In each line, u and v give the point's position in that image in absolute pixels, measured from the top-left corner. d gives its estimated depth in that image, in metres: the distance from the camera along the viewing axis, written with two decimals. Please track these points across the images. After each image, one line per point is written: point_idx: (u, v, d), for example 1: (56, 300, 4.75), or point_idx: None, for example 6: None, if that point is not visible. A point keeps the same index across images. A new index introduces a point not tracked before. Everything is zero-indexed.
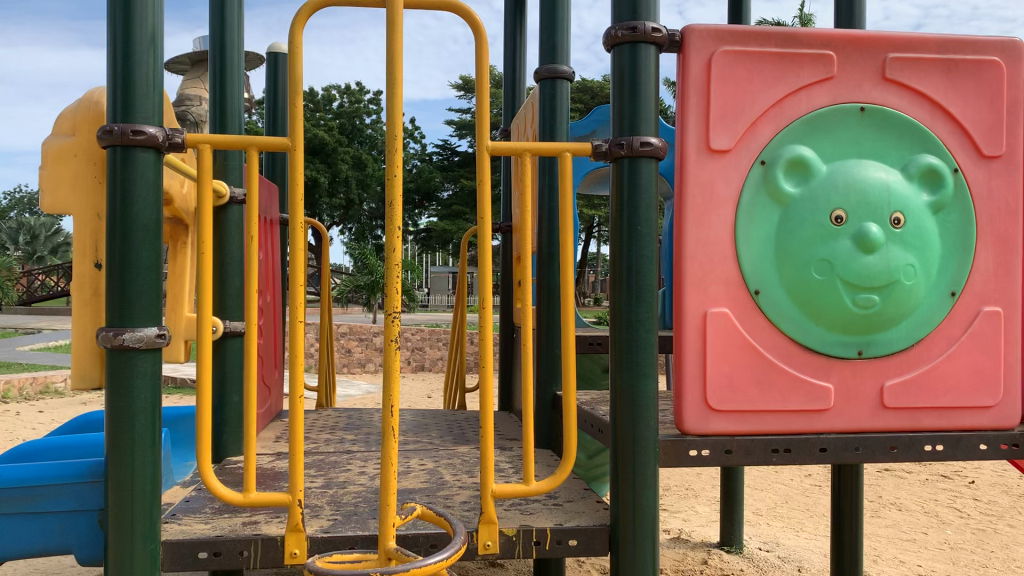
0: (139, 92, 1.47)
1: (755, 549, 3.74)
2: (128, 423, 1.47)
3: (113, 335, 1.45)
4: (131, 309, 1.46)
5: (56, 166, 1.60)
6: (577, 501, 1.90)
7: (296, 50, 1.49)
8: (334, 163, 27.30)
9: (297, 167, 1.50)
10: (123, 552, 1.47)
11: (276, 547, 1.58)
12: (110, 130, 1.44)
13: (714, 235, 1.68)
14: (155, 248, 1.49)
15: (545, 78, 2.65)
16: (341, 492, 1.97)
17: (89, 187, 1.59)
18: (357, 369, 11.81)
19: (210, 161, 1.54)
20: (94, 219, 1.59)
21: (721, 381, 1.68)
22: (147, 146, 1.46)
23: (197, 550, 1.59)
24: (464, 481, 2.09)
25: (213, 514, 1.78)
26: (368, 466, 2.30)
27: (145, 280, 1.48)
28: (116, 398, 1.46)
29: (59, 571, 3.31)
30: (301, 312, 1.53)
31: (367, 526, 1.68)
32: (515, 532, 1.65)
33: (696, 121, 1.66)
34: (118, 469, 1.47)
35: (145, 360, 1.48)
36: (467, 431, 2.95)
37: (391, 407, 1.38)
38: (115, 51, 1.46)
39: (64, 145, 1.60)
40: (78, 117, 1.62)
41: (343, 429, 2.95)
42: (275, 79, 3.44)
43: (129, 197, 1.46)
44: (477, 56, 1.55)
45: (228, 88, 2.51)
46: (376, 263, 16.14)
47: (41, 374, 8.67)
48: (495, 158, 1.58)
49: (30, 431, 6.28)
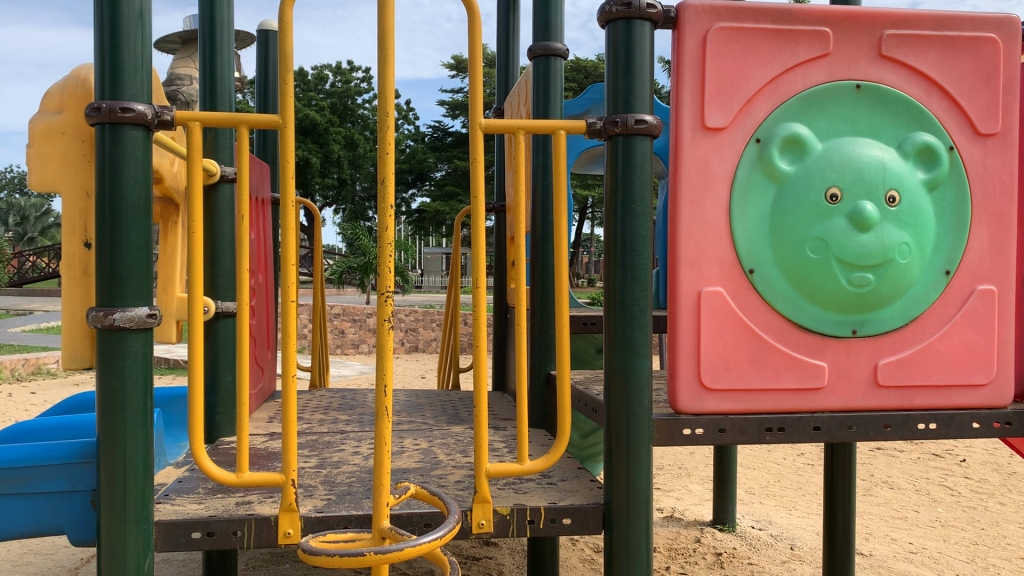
0: (127, 69, 1.45)
1: (748, 528, 3.75)
2: (119, 403, 1.46)
3: (103, 315, 1.43)
4: (121, 289, 1.45)
5: (45, 144, 1.57)
6: (571, 480, 1.90)
7: (286, 28, 1.47)
8: (326, 143, 27.13)
9: (288, 146, 1.48)
10: (116, 532, 1.47)
11: (270, 526, 1.58)
12: (99, 107, 1.42)
13: (709, 214, 1.67)
14: (145, 227, 1.48)
15: (538, 56, 2.61)
16: (335, 472, 1.97)
17: (79, 166, 1.57)
18: (350, 350, 11.76)
19: (200, 140, 1.52)
20: (82, 198, 1.57)
21: (716, 360, 1.68)
22: (136, 124, 1.45)
23: (190, 531, 1.59)
24: (459, 461, 2.09)
25: (206, 494, 1.78)
26: (361, 445, 2.29)
27: (136, 259, 1.47)
28: (107, 377, 1.46)
29: (53, 552, 3.31)
30: (293, 292, 1.53)
31: (361, 506, 1.67)
32: (509, 511, 1.66)
33: (691, 98, 1.65)
34: (110, 450, 1.47)
35: (136, 340, 1.47)
36: (461, 410, 2.94)
37: (385, 386, 1.37)
38: (102, 25, 1.44)
39: (52, 123, 1.58)
40: (66, 94, 1.58)
41: (336, 409, 2.95)
42: (266, 58, 3.40)
43: (118, 175, 1.44)
44: (470, 34, 1.53)
45: (219, 66, 2.47)
46: (369, 245, 16.10)
47: (33, 356, 8.66)
48: (489, 137, 1.56)
49: (23, 412, 6.29)
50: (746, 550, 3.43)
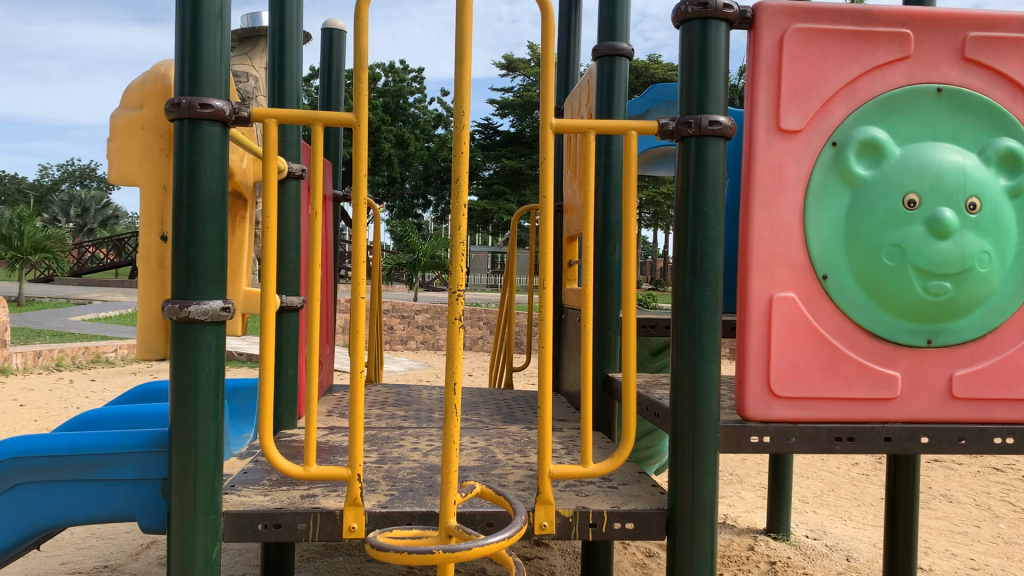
0: (206, 66, 1.47)
1: (803, 537, 3.69)
2: (192, 394, 1.49)
3: (179, 308, 1.46)
4: (196, 282, 1.48)
5: (124, 138, 1.60)
6: (633, 484, 1.88)
7: (361, 27, 1.48)
8: (376, 141, 27.35)
9: (362, 148, 1.50)
10: (185, 522, 1.50)
11: (335, 520, 1.60)
12: (178, 103, 1.45)
13: (782, 219, 1.64)
14: (221, 221, 1.50)
15: (603, 55, 2.59)
16: (395, 468, 1.99)
17: (157, 161, 1.60)
18: (397, 345, 11.83)
19: (276, 137, 1.54)
20: (160, 191, 1.61)
21: (786, 367, 1.65)
22: (214, 120, 1.47)
23: (257, 522, 1.61)
24: (518, 461, 2.09)
25: (271, 486, 1.80)
26: (420, 442, 2.30)
27: (211, 253, 1.49)
28: (181, 369, 1.48)
29: (115, 536, 3.39)
30: (363, 288, 1.54)
31: (424, 503, 1.68)
32: (571, 513, 1.65)
33: (766, 101, 1.62)
34: (181, 438, 1.49)
35: (209, 332, 1.49)
36: (516, 410, 2.94)
37: (454, 383, 1.38)
38: (184, 24, 1.46)
39: (132, 117, 1.60)
40: (146, 89, 1.61)
41: (393, 404, 2.97)
42: (330, 55, 3.43)
43: (196, 169, 1.47)
44: (544, 33, 1.53)
45: (287, 64, 2.50)
46: (417, 242, 16.19)
47: (92, 344, 8.88)
48: (559, 137, 1.55)
49: (84, 400, 6.44)
50: (801, 560, 3.37)
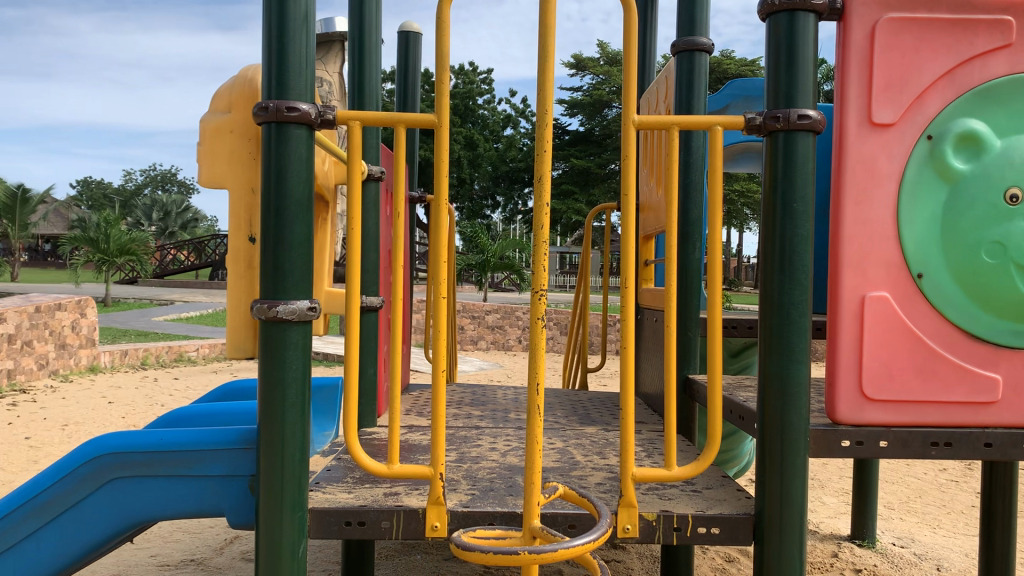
0: (292, 70, 1.49)
1: (889, 545, 3.57)
2: (279, 392, 1.51)
3: (267, 307, 1.49)
4: (284, 282, 1.50)
5: (214, 141, 1.65)
6: (717, 488, 1.84)
7: (443, 28, 1.48)
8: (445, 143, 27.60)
9: (444, 149, 1.51)
10: (273, 517, 1.53)
11: (418, 518, 1.61)
12: (266, 107, 1.48)
13: (875, 215, 1.58)
14: (307, 222, 1.52)
15: (683, 51, 2.55)
16: (475, 467, 1.99)
17: (245, 164, 1.64)
18: (468, 346, 11.90)
19: (359, 139, 1.56)
20: (248, 194, 1.64)
21: (879, 370, 1.59)
22: (301, 123, 1.49)
23: (343, 519, 1.63)
24: (598, 462, 2.07)
25: (354, 484, 1.82)
26: (498, 442, 2.30)
27: (298, 254, 1.51)
28: (269, 367, 1.51)
29: (200, 531, 3.49)
30: (444, 289, 1.54)
31: (505, 503, 1.67)
32: (655, 517, 1.62)
33: (858, 93, 1.57)
34: (269, 435, 1.52)
35: (296, 332, 1.51)
36: (593, 411, 2.92)
37: (537, 384, 1.37)
38: (271, 28, 1.49)
39: (221, 121, 1.65)
40: (234, 94, 1.65)
41: (469, 404, 2.98)
42: (407, 58, 3.46)
43: (284, 171, 1.49)
44: (626, 29, 1.50)
45: (367, 67, 2.53)
46: (487, 243, 16.26)
47: (176, 343, 9.17)
48: (642, 133, 1.53)
49: (169, 398, 6.64)
50: (889, 568, 3.26)
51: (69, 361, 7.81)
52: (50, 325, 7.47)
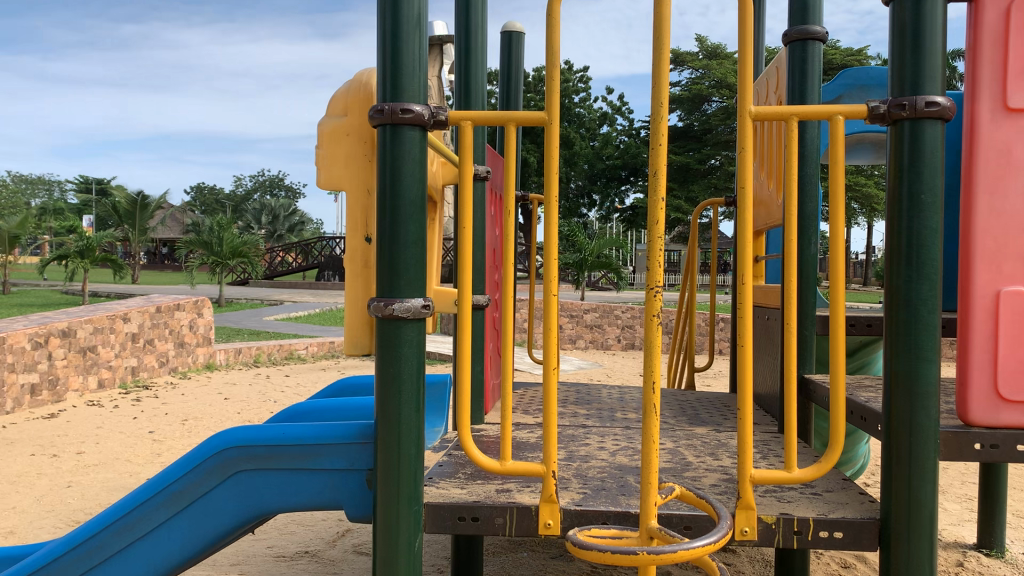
0: (406, 72, 1.52)
1: (1019, 555, 3.38)
2: (395, 388, 1.54)
3: (384, 305, 1.52)
4: (399, 281, 1.53)
5: (331, 145, 1.70)
6: (837, 492, 1.78)
7: (554, 25, 1.48)
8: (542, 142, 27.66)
9: (554, 146, 1.51)
10: (391, 511, 1.56)
11: (530, 515, 1.61)
12: (381, 110, 1.51)
13: (1012, 207, 1.49)
14: (420, 222, 1.54)
15: (795, 40, 2.48)
16: (585, 466, 1.98)
17: (361, 166, 1.68)
18: (567, 345, 11.90)
19: (471, 139, 1.58)
20: (364, 195, 1.68)
21: (1017, 370, 1.50)
22: (414, 125, 1.52)
23: (457, 514, 1.65)
24: (710, 463, 2.03)
25: (467, 479, 1.84)
26: (607, 441, 2.29)
27: (412, 253, 1.53)
28: (385, 364, 1.54)
29: (313, 524, 3.60)
30: (555, 288, 1.54)
31: (619, 503, 1.66)
32: (774, 520, 1.58)
33: (991, 80, 1.49)
34: (386, 429, 1.55)
35: (411, 329, 1.54)
36: (702, 411, 2.87)
37: (653, 382, 1.35)
38: (385, 32, 1.52)
39: (338, 124, 1.70)
40: (349, 97, 1.69)
41: (574, 403, 2.97)
42: (510, 57, 3.47)
43: (398, 171, 1.52)
44: (742, 19, 1.47)
45: (473, 67, 2.56)
46: (585, 241, 16.20)
47: (285, 342, 9.50)
48: (759, 125, 1.49)
49: (280, 395, 6.88)
50: None
51: (188, 358, 8.19)
52: (170, 324, 7.85)
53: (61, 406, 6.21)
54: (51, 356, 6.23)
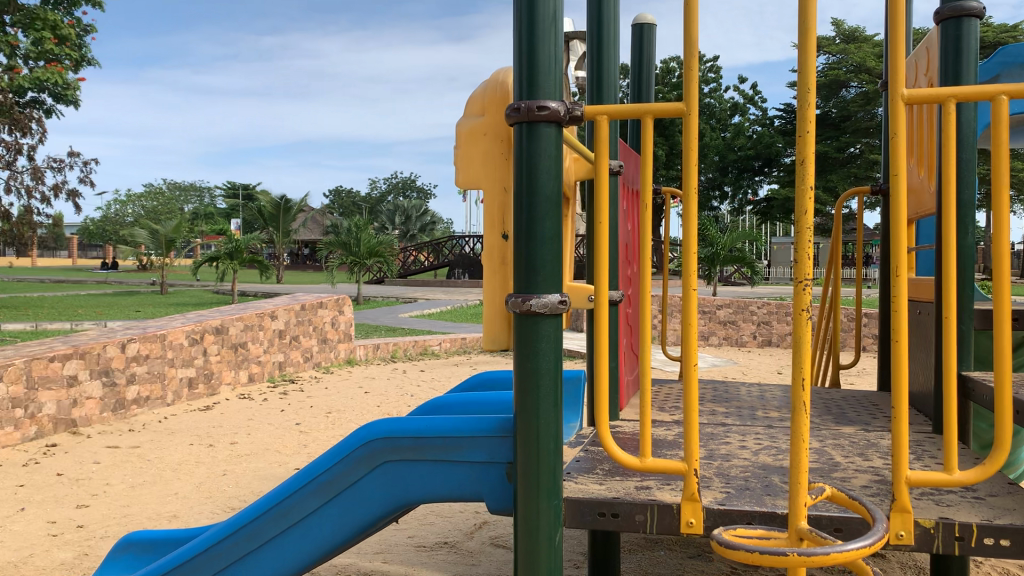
0: (542, 69, 1.53)
1: None
2: (533, 383, 1.55)
3: (521, 301, 1.53)
4: (536, 276, 1.54)
5: (468, 145, 1.73)
6: (1003, 497, 1.67)
7: (692, 15, 1.46)
8: (671, 136, 27.21)
9: (693, 137, 1.48)
10: (531, 504, 1.58)
11: (672, 513, 1.59)
12: (518, 108, 1.53)
13: None
14: (557, 218, 1.54)
15: (948, 18, 2.34)
16: (727, 465, 1.94)
17: (498, 164, 1.71)
18: (699, 342, 11.66)
19: (607, 133, 1.58)
20: (501, 193, 1.71)
21: None
22: (550, 121, 1.52)
23: (598, 510, 1.65)
24: (860, 465, 1.95)
25: (605, 475, 1.84)
26: (748, 440, 2.23)
27: (549, 249, 1.54)
28: (524, 359, 1.55)
29: (451, 515, 3.69)
30: (694, 282, 1.51)
31: (764, 503, 1.61)
32: (933, 525, 1.50)
33: None
34: (525, 423, 1.57)
35: (548, 325, 1.54)
36: (848, 410, 2.75)
37: (802, 380, 1.31)
38: (522, 30, 1.54)
39: (475, 124, 1.73)
40: (486, 97, 1.72)
41: (712, 401, 2.91)
42: (641, 50, 3.44)
43: (534, 168, 1.53)
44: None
45: (605, 63, 2.55)
46: (717, 235, 15.83)
47: (420, 338, 9.76)
48: (911, 108, 1.41)
49: (417, 390, 7.08)
50: None
51: (329, 354, 8.55)
52: (313, 321, 8.22)
53: (216, 398, 6.62)
54: (207, 351, 6.65)
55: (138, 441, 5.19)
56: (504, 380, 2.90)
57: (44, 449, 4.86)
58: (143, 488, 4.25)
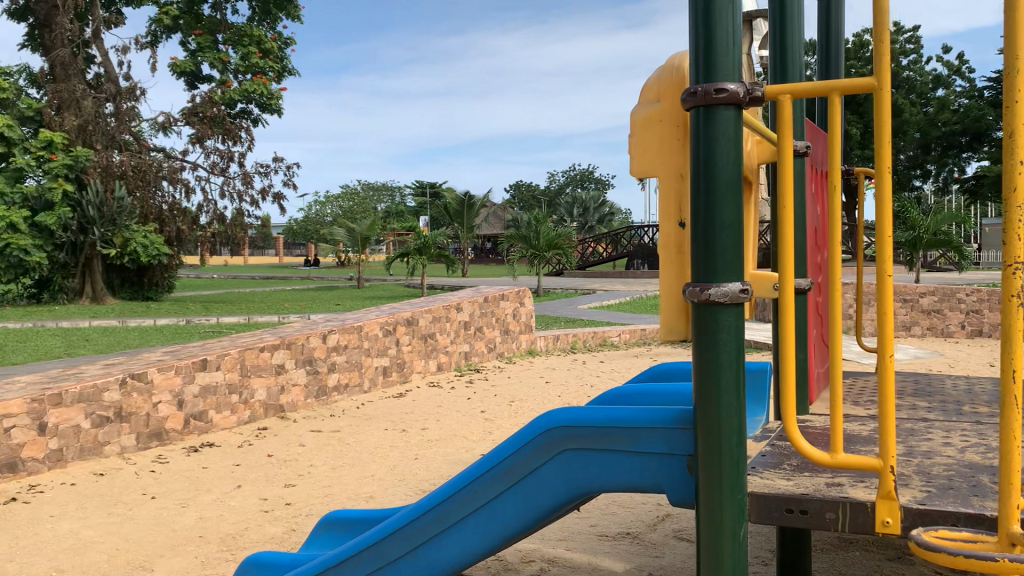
0: (719, 50, 1.49)
1: None
2: (714, 374, 1.52)
3: (700, 291, 1.50)
4: (715, 264, 1.50)
5: (644, 133, 1.72)
6: None
7: None
8: (864, 114, 25.61)
9: (886, 112, 1.40)
10: (713, 497, 1.55)
11: (866, 512, 1.51)
12: (695, 92, 1.50)
13: None
14: (736, 203, 1.50)
15: None
16: (928, 463, 1.81)
17: (674, 150, 1.69)
18: (899, 332, 10.92)
19: (790, 112, 1.52)
20: (677, 180, 1.68)
21: None
22: (729, 104, 1.48)
23: (786, 505, 1.59)
24: None
25: (793, 471, 1.77)
26: (953, 437, 2.07)
27: (728, 236, 1.50)
28: (703, 348, 1.52)
29: (633, 506, 3.68)
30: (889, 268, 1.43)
31: (972, 505, 1.49)
32: None
33: None
34: (706, 415, 1.54)
35: (729, 315, 1.50)
36: None
37: (1013, 370, 1.22)
38: (697, 11, 1.50)
39: (650, 112, 1.71)
40: (662, 84, 1.71)
41: (912, 395, 2.73)
42: (828, 22, 3.24)
43: (711, 153, 1.49)
44: None
45: (788, 41, 2.45)
46: (918, 217, 14.74)
47: (601, 329, 9.78)
48: None
49: (598, 380, 7.10)
50: None
51: (512, 344, 8.74)
52: (496, 313, 8.44)
53: (407, 386, 6.95)
54: (398, 342, 6.99)
55: (338, 426, 5.55)
56: (683, 371, 2.86)
57: (257, 432, 5.30)
58: (343, 470, 4.54)
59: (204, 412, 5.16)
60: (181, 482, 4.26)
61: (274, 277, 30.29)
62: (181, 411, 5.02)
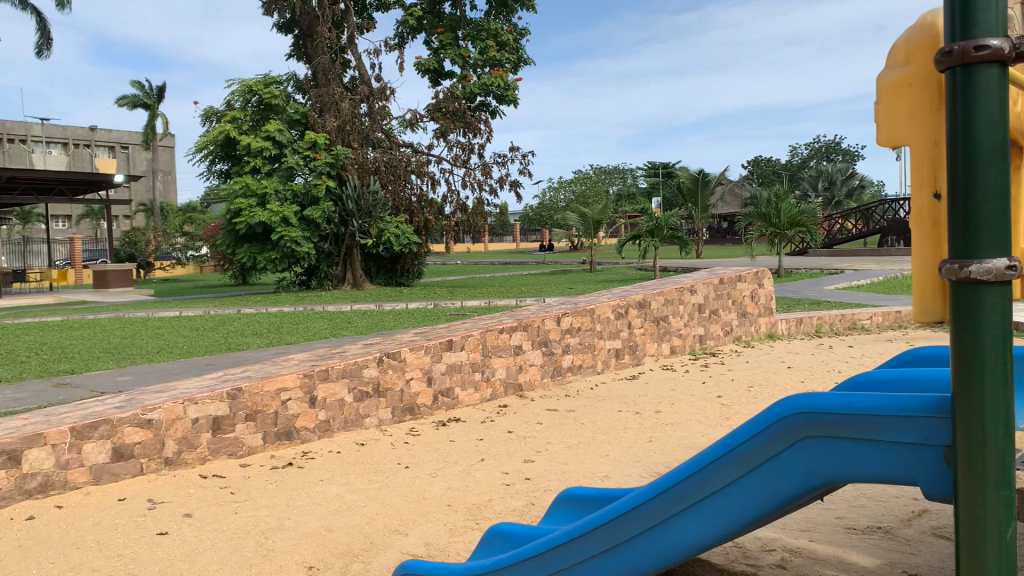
0: (980, 3, 1.33)
1: None
2: (976, 358, 1.36)
3: (958, 267, 1.35)
4: (977, 235, 1.33)
5: (893, 99, 1.60)
6: None
7: None
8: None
9: None
10: (975, 494, 1.39)
11: None
12: (950, 51, 1.35)
13: None
14: (1003, 167, 1.31)
15: None
16: None
17: (928, 116, 1.56)
18: None
19: None
20: (931, 147, 1.55)
21: None
22: (991, 62, 1.33)
23: None
24: None
25: None
26: None
27: (991, 205, 1.32)
28: (964, 331, 1.37)
29: (886, 500, 3.45)
30: None
31: None
32: None
33: None
34: (967, 404, 1.38)
35: (993, 293, 1.34)
36: None
37: None
38: None
39: (900, 76, 1.59)
40: (912, 44, 1.58)
41: None
42: None
43: (972, 114, 1.33)
44: None
45: None
46: None
47: (849, 312, 9.22)
48: None
49: (846, 365, 6.71)
50: None
51: (751, 327, 8.48)
52: (733, 295, 8.22)
53: (642, 368, 6.97)
54: (633, 324, 7.02)
55: (574, 405, 5.69)
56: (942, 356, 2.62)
57: (498, 409, 5.56)
58: (580, 448, 4.65)
59: (450, 389, 5.49)
60: (431, 454, 4.58)
61: (514, 262, 31.47)
62: (429, 388, 5.38)
